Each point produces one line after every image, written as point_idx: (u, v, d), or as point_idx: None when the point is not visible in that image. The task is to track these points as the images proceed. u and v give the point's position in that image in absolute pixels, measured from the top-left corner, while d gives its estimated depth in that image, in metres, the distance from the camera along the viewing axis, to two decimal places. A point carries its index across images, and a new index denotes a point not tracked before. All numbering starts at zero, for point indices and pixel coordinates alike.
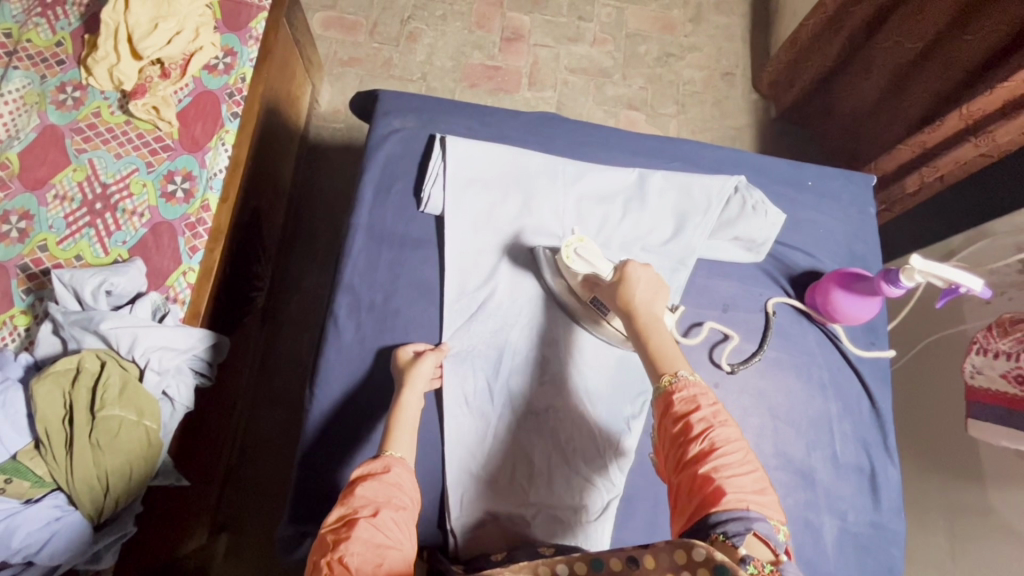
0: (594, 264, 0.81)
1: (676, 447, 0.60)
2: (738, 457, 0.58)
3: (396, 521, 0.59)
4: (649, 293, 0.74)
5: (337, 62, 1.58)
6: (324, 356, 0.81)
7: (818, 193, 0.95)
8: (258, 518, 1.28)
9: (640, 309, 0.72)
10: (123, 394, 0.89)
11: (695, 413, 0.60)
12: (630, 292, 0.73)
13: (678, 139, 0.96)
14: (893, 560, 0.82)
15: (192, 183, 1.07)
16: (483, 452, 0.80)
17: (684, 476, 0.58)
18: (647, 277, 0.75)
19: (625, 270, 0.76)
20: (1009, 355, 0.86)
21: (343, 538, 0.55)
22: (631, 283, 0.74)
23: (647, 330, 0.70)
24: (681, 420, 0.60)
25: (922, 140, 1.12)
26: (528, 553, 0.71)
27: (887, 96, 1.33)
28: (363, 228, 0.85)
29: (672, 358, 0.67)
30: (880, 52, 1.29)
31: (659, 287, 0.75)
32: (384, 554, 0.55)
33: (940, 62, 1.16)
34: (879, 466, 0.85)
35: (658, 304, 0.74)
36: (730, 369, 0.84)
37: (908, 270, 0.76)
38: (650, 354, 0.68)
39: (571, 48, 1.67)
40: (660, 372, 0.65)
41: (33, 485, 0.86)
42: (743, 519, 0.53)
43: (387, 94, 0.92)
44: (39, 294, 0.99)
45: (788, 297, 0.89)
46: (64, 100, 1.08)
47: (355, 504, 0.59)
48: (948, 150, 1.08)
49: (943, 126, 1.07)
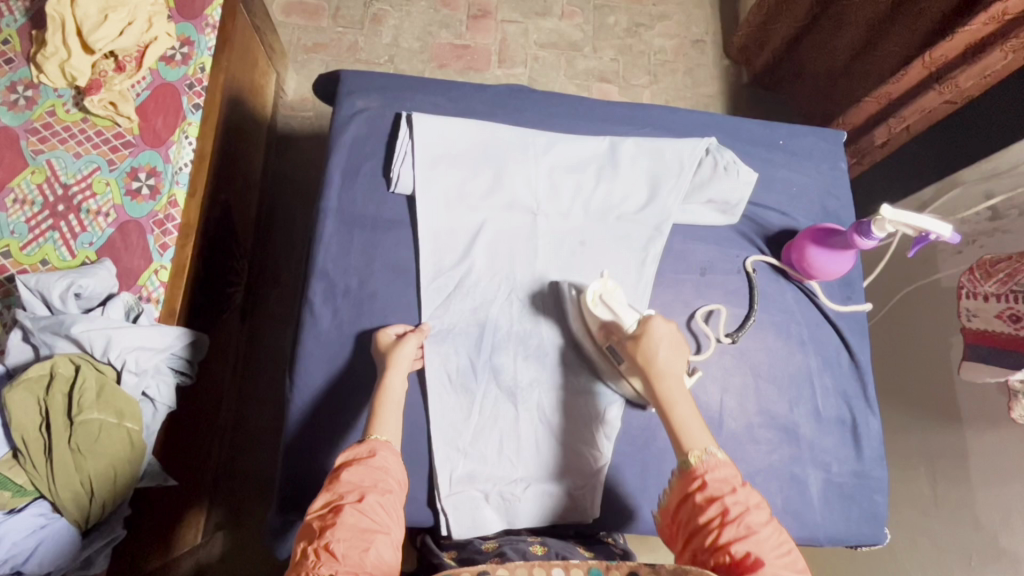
0: (616, 312, 0.76)
1: (708, 532, 0.58)
2: (772, 539, 0.57)
3: (381, 505, 0.59)
4: (669, 352, 0.71)
5: (301, 48, 1.54)
6: (303, 343, 0.80)
7: (789, 152, 0.95)
8: (252, 514, 1.27)
9: (662, 372, 0.70)
10: (101, 397, 0.87)
11: (728, 496, 0.59)
12: (652, 352, 0.71)
13: (648, 105, 0.95)
14: (876, 507, 0.84)
15: (157, 179, 1.04)
16: (469, 429, 0.79)
17: (716, 558, 0.57)
18: (669, 334, 0.72)
19: (648, 326, 0.72)
20: (998, 297, 0.87)
21: (329, 525, 0.56)
22: (654, 342, 0.71)
23: (670, 400, 0.68)
24: (714, 504, 0.59)
25: (887, 92, 1.14)
26: (517, 550, 0.74)
27: (859, 54, 1.33)
28: (334, 212, 0.83)
29: (697, 433, 0.65)
30: (847, 8, 1.28)
31: (678, 347, 0.72)
32: (371, 539, 0.56)
33: (910, 17, 1.15)
34: (860, 417, 0.86)
35: (678, 364, 0.72)
36: (731, 340, 0.85)
37: (879, 221, 0.76)
38: (672, 425, 0.67)
39: (540, 23, 1.64)
40: (685, 449, 0.64)
41: (15, 495, 0.84)
42: None
43: (350, 74, 0.90)
44: (6, 301, 0.96)
45: (764, 256, 0.90)
46: (15, 100, 1.04)
47: (341, 490, 0.59)
48: (912, 100, 1.10)
49: (907, 76, 1.09)
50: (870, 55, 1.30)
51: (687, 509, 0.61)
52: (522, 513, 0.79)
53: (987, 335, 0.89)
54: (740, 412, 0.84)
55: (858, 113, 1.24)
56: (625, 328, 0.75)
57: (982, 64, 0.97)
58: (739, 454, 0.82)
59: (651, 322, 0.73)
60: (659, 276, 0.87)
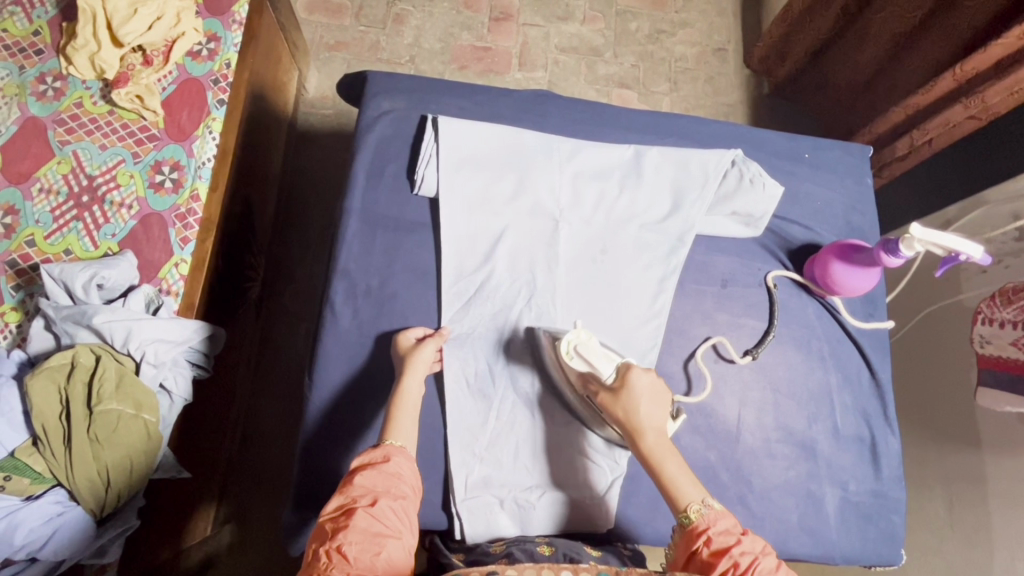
0: (592, 364, 0.73)
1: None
2: None
3: (394, 510, 0.59)
4: (651, 406, 0.70)
5: (323, 46, 1.55)
6: (322, 342, 0.80)
7: (814, 165, 0.95)
8: (261, 508, 1.28)
9: (647, 427, 0.69)
10: (120, 388, 0.88)
11: (736, 547, 0.59)
12: (634, 407, 0.69)
13: (672, 114, 0.95)
14: (893, 527, 0.83)
15: (180, 172, 1.05)
16: (485, 435, 0.79)
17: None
18: (649, 385, 0.70)
19: (627, 379, 0.70)
20: (1014, 324, 0.87)
21: (341, 527, 0.56)
22: (635, 396, 0.69)
23: (658, 458, 0.67)
24: (724, 555, 0.59)
25: (914, 104, 1.13)
26: (526, 550, 0.73)
27: (882, 67, 1.33)
28: (357, 212, 0.84)
29: (689, 487, 0.65)
30: (874, 23, 1.27)
31: (660, 394, 0.71)
32: (383, 542, 0.56)
33: (936, 33, 1.14)
34: (879, 436, 0.86)
35: (660, 414, 0.70)
36: (750, 357, 0.84)
37: (907, 239, 0.76)
38: (665, 483, 0.66)
39: (562, 27, 1.64)
40: (681, 506, 0.64)
41: (34, 481, 0.85)
42: None
43: (376, 75, 0.90)
44: (29, 290, 0.98)
45: (786, 270, 0.89)
46: (44, 91, 1.06)
47: (353, 493, 0.59)
48: (937, 113, 1.09)
49: (935, 88, 1.08)
50: (894, 67, 1.29)
51: (696, 564, 0.60)
52: (534, 520, 0.79)
53: (1003, 362, 0.89)
54: (757, 426, 0.83)
55: (882, 122, 1.24)
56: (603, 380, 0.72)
57: (1011, 81, 0.95)
58: (756, 469, 0.81)
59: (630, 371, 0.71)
60: (680, 287, 0.86)
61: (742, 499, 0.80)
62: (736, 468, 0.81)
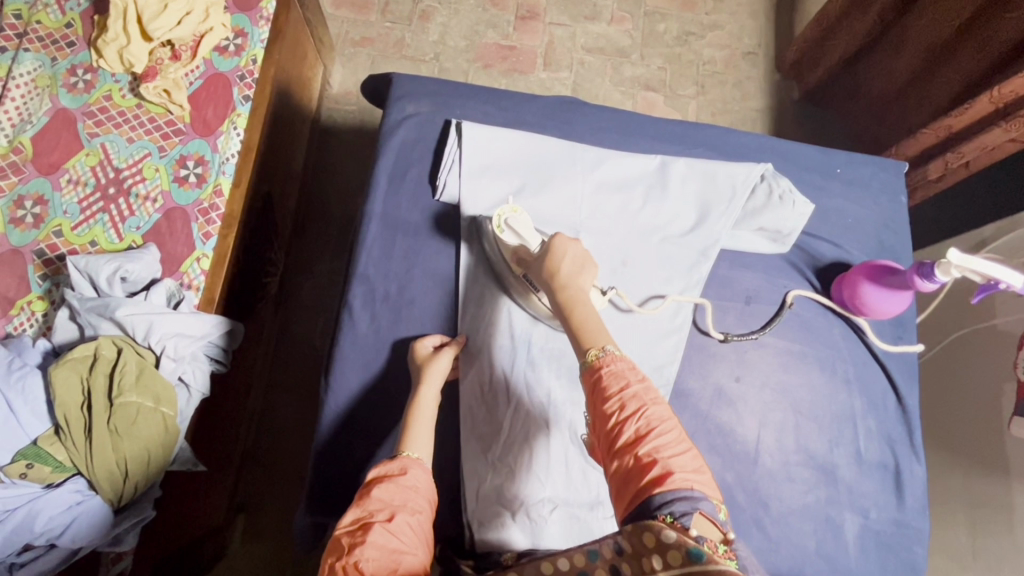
0: (522, 236, 0.77)
1: (610, 426, 0.57)
2: (672, 433, 0.56)
3: (411, 527, 0.58)
4: (576, 267, 0.70)
5: (349, 42, 1.55)
6: (339, 345, 0.80)
7: (846, 181, 0.92)
8: (273, 502, 1.29)
9: (566, 280, 0.69)
10: (139, 381, 0.90)
11: (626, 390, 0.57)
12: (556, 265, 0.70)
13: (700, 124, 0.93)
14: (915, 558, 0.80)
15: (204, 167, 1.06)
16: (499, 442, 0.79)
17: (621, 457, 0.55)
18: (575, 251, 0.71)
19: (554, 243, 0.72)
20: None
21: (358, 542, 0.55)
22: (559, 257, 0.70)
23: (571, 303, 0.66)
24: (614, 397, 0.57)
25: (949, 124, 1.10)
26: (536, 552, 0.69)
27: (915, 79, 1.28)
28: (378, 216, 0.83)
29: (599, 332, 0.63)
30: (912, 29, 1.22)
31: (587, 262, 0.71)
32: (398, 559, 0.54)
33: (976, 42, 1.11)
34: (903, 463, 0.83)
35: (588, 276, 0.70)
36: (721, 338, 0.83)
37: (943, 264, 0.73)
38: (574, 325, 0.64)
39: (588, 27, 1.62)
40: (586, 349, 0.62)
41: (54, 470, 0.86)
42: (690, 500, 0.51)
43: (401, 77, 0.90)
44: (56, 280, 0.99)
45: (811, 292, 0.86)
46: (75, 83, 1.07)
47: (370, 507, 0.59)
48: (973, 136, 1.06)
49: (971, 109, 1.05)
50: (927, 78, 1.26)
51: (589, 404, 0.59)
52: (547, 534, 0.76)
53: None
54: (777, 449, 0.81)
55: (911, 144, 1.20)
56: (530, 251, 0.76)
57: None
58: (774, 492, 0.79)
59: (558, 241, 0.72)
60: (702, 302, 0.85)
61: (758, 521, 0.78)
62: (753, 490, 0.79)
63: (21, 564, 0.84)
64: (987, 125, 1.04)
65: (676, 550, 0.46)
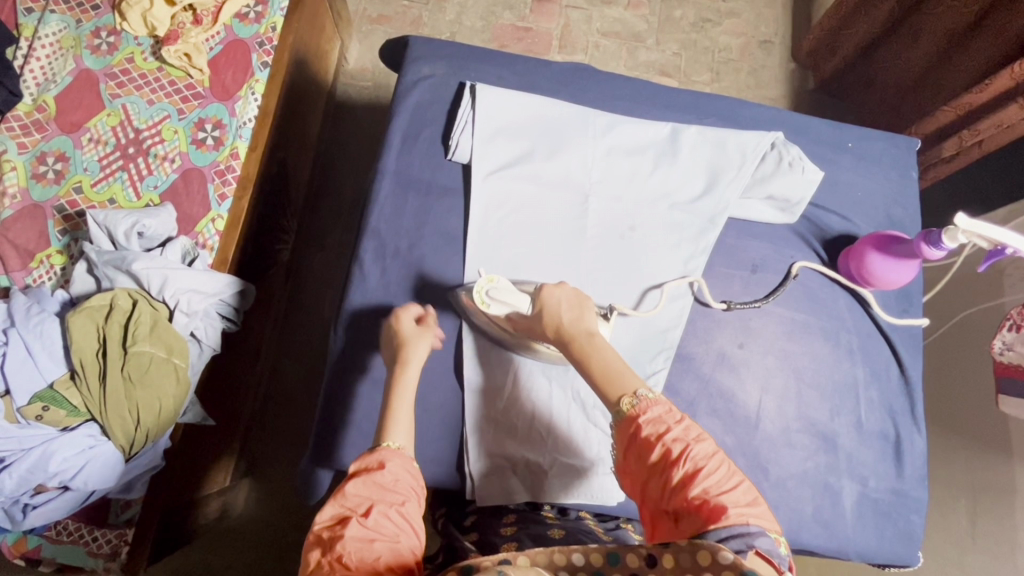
0: (509, 302, 0.76)
1: (659, 473, 0.57)
2: (719, 470, 0.57)
3: (391, 516, 0.58)
4: (574, 312, 0.71)
5: (366, 19, 1.56)
6: (349, 298, 0.82)
7: (858, 155, 0.92)
8: (277, 465, 1.30)
9: (572, 330, 0.70)
10: (154, 331, 0.92)
11: (668, 434, 0.58)
12: (557, 318, 0.71)
13: (713, 95, 0.93)
14: (912, 527, 0.81)
15: (221, 131, 1.08)
16: (500, 403, 0.81)
17: (675, 501, 0.56)
18: (567, 297, 0.72)
19: (542, 294, 0.73)
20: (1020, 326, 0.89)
21: (338, 535, 0.56)
22: (553, 308, 0.71)
23: (586, 353, 0.67)
24: (657, 443, 0.58)
25: (967, 102, 1.10)
26: (534, 535, 0.72)
27: (932, 66, 1.28)
28: (390, 174, 0.85)
29: (624, 376, 0.64)
30: (930, 18, 1.21)
31: (581, 302, 0.72)
32: (379, 548, 0.55)
33: (995, 29, 1.09)
34: (904, 434, 0.83)
35: (588, 319, 0.71)
36: (725, 306, 0.83)
37: (951, 230, 0.73)
38: (597, 378, 0.65)
39: (604, 11, 1.62)
40: (615, 399, 0.63)
41: (69, 414, 0.89)
42: (744, 536, 0.52)
43: (418, 40, 0.91)
44: (74, 235, 1.02)
45: (816, 263, 0.87)
46: (98, 45, 1.09)
47: (349, 503, 0.58)
48: (989, 114, 1.06)
49: (990, 85, 1.04)
50: (946, 64, 1.24)
51: (632, 453, 0.60)
52: (548, 490, 0.79)
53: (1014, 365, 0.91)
54: (778, 415, 0.82)
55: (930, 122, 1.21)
56: (524, 313, 0.74)
57: None
58: (773, 457, 0.80)
59: (546, 290, 0.74)
60: (709, 269, 0.85)
61: (756, 485, 0.79)
62: (753, 455, 0.80)
63: (34, 506, 0.87)
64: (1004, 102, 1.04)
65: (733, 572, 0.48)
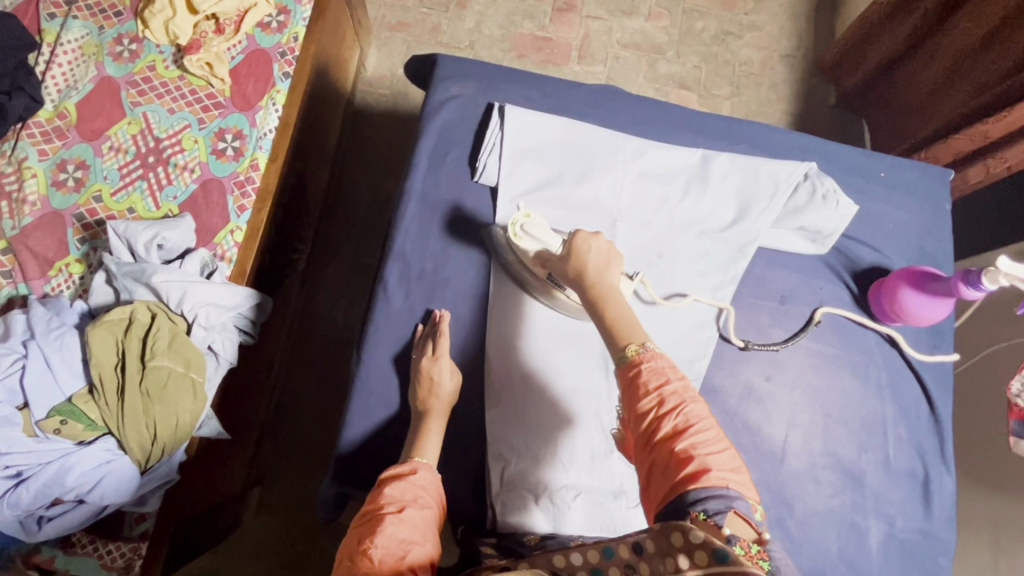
0: (541, 240, 0.78)
1: (647, 422, 0.58)
2: (710, 431, 0.57)
3: (420, 519, 0.62)
4: (603, 260, 0.71)
5: (385, 26, 1.55)
6: (373, 320, 0.81)
7: (890, 185, 0.91)
8: (290, 476, 1.30)
9: (595, 275, 0.69)
10: (172, 346, 0.92)
11: (667, 387, 0.59)
12: (582, 263, 0.70)
13: (743, 120, 0.92)
14: (940, 569, 0.79)
15: (242, 141, 1.07)
16: (529, 412, 0.80)
17: (663, 453, 0.56)
18: (599, 245, 0.72)
19: (574, 241, 0.72)
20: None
21: (373, 530, 0.59)
22: (582, 253, 0.70)
23: (606, 299, 0.67)
24: (654, 394, 0.58)
25: (984, 130, 1.14)
26: (561, 542, 0.72)
27: (940, 89, 1.26)
28: (416, 194, 0.84)
29: (632, 329, 0.64)
30: (945, 40, 1.20)
31: (613, 254, 0.72)
32: (410, 548, 0.58)
33: (996, 54, 1.10)
34: (933, 473, 0.82)
35: (615, 269, 0.71)
36: (742, 345, 0.82)
37: (991, 272, 0.72)
38: (609, 321, 0.65)
39: (625, 22, 1.61)
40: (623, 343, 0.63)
41: (87, 428, 0.89)
42: (723, 499, 0.52)
43: (446, 59, 0.90)
44: (93, 244, 1.01)
45: (842, 311, 0.85)
46: (120, 52, 1.09)
47: (383, 501, 0.63)
48: (1012, 141, 1.10)
49: (1011, 116, 1.07)
50: (951, 89, 1.23)
51: (627, 399, 0.60)
52: (570, 520, 0.77)
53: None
54: (804, 450, 0.81)
55: (945, 150, 1.23)
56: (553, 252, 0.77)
57: None
58: (799, 494, 0.79)
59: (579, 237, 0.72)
60: (736, 299, 0.84)
61: (781, 522, 0.78)
62: (778, 490, 0.79)
63: (50, 518, 0.87)
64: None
65: (703, 550, 0.46)
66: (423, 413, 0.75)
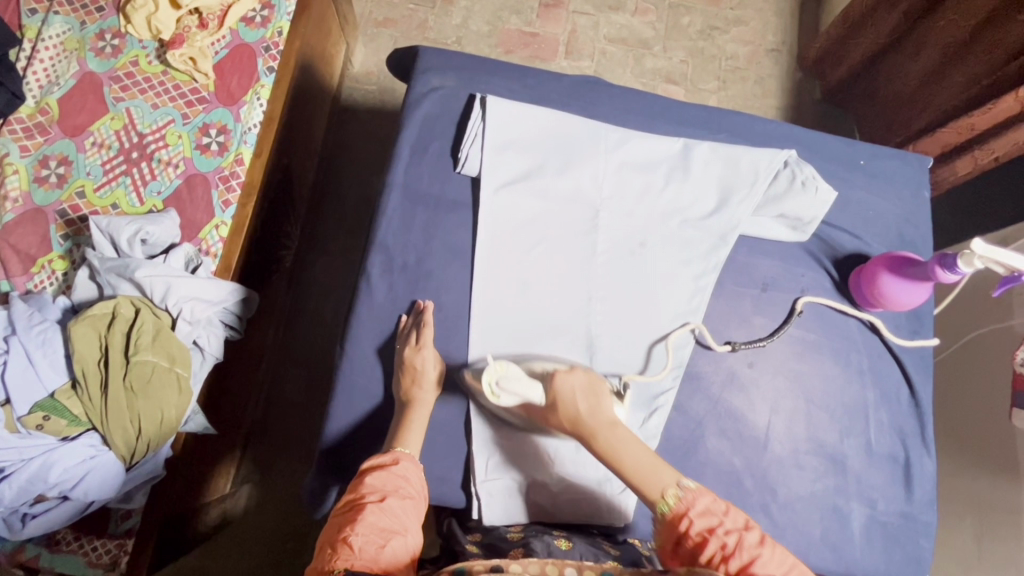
0: (520, 394, 0.70)
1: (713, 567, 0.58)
2: (770, 557, 0.59)
3: (401, 509, 0.62)
4: (590, 400, 0.69)
5: (372, 23, 1.55)
6: (356, 311, 0.81)
7: (870, 173, 0.91)
8: (279, 472, 1.30)
9: (592, 423, 0.67)
10: (156, 341, 0.91)
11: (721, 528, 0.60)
12: (575, 409, 0.68)
13: (725, 110, 0.92)
14: (921, 552, 0.80)
15: (226, 136, 1.06)
16: (521, 434, 0.79)
17: None
18: (580, 383, 0.70)
19: (557, 384, 0.70)
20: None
21: (351, 520, 0.59)
22: (571, 399, 0.68)
23: (616, 451, 0.65)
24: (710, 536, 0.59)
25: (970, 123, 1.14)
26: (542, 540, 0.72)
27: (928, 81, 1.27)
28: (399, 186, 0.84)
29: (654, 472, 0.64)
30: (932, 32, 1.21)
31: (596, 388, 0.70)
32: (388, 538, 0.59)
33: (985, 45, 1.11)
34: (914, 457, 0.83)
35: (604, 406, 0.69)
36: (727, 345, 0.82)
37: (966, 255, 0.73)
38: (631, 477, 0.64)
39: (612, 17, 1.61)
40: (653, 499, 0.63)
41: (70, 423, 0.88)
42: None
43: (428, 51, 0.90)
44: (76, 240, 1.00)
45: (820, 297, 0.86)
46: (102, 47, 1.08)
47: (364, 491, 0.63)
48: (997, 135, 1.09)
49: (998, 107, 1.07)
50: (940, 81, 1.24)
51: (683, 549, 0.61)
52: (554, 508, 0.79)
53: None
54: (786, 436, 0.81)
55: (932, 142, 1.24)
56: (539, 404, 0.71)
57: None
58: (781, 479, 0.80)
59: (558, 380, 0.71)
60: (718, 287, 0.85)
61: (764, 507, 0.78)
62: (761, 475, 0.79)
63: (34, 515, 0.86)
64: (1007, 126, 1.08)
65: None
66: (406, 403, 0.75)
